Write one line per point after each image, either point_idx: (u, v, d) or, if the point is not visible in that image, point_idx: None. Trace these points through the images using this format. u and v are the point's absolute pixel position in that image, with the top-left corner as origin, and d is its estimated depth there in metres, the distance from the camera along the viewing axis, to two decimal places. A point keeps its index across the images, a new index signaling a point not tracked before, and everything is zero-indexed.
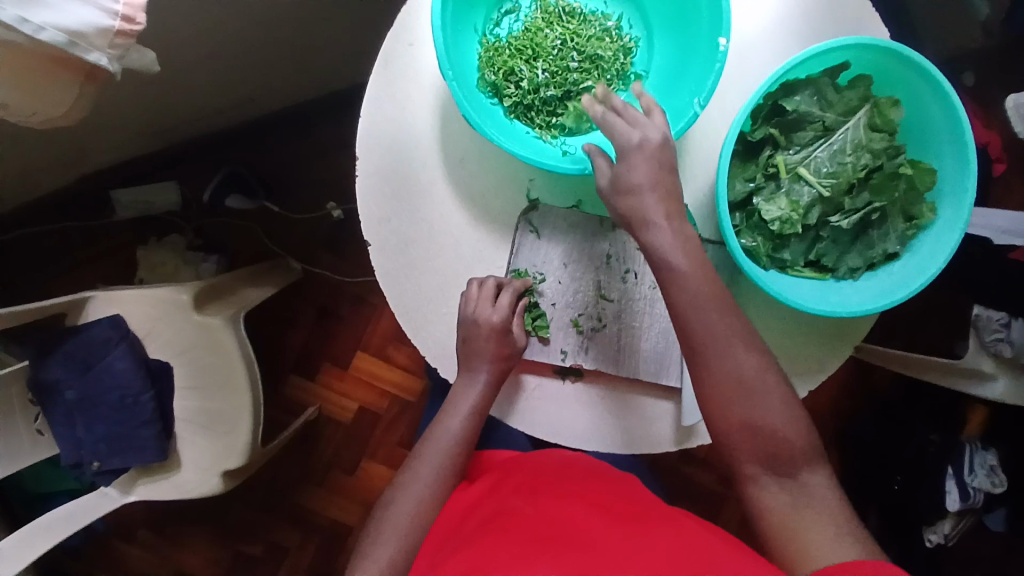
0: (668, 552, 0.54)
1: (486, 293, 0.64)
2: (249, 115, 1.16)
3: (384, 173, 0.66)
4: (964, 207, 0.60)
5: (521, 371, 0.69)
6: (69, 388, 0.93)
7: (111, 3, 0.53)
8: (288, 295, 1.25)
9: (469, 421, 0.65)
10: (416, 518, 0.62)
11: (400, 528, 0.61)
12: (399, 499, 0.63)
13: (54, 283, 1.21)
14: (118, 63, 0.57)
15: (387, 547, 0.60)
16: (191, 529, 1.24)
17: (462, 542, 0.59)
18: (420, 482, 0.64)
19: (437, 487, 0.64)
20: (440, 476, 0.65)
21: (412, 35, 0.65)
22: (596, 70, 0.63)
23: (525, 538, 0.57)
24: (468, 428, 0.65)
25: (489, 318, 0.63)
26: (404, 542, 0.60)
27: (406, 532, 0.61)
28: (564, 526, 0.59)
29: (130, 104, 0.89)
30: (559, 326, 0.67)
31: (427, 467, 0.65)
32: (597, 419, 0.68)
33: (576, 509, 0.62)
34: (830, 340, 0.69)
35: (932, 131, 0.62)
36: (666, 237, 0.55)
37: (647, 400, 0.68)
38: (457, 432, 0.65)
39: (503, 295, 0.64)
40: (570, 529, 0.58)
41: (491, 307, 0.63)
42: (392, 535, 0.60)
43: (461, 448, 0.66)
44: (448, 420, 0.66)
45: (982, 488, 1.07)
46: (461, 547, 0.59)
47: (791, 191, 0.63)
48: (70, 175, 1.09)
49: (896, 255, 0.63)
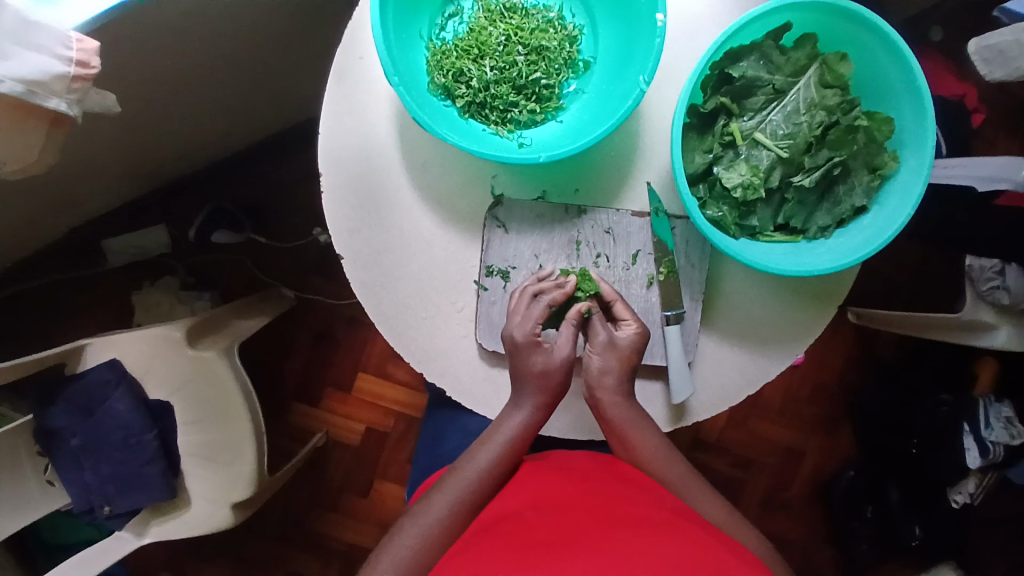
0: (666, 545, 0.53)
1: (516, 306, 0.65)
2: (227, 150, 1.17)
3: (349, 185, 0.67)
4: (926, 152, 0.60)
5: None
6: (73, 435, 0.94)
7: (65, 49, 0.54)
8: (284, 324, 1.26)
9: (503, 449, 0.64)
10: (441, 531, 0.61)
11: (427, 538, 0.61)
12: (426, 513, 0.62)
13: (53, 335, 1.22)
14: (78, 106, 0.59)
15: (410, 557, 0.60)
16: (211, 565, 1.24)
17: (464, 546, 0.59)
18: (447, 501, 0.62)
19: (467, 502, 0.63)
20: (471, 498, 0.63)
21: (362, 49, 0.66)
22: (543, 61, 0.64)
23: (526, 539, 0.55)
24: (503, 457, 0.64)
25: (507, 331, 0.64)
26: (426, 555, 0.60)
27: (431, 542, 0.61)
28: (566, 522, 0.57)
29: (102, 151, 0.91)
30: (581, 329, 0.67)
31: (458, 488, 0.63)
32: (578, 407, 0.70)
33: (578, 504, 0.60)
34: (813, 302, 0.69)
35: (884, 82, 0.62)
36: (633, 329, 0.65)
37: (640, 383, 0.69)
38: (492, 458, 0.64)
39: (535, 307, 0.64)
40: (570, 526, 0.56)
41: (513, 318, 0.64)
42: (415, 546, 0.60)
43: (496, 473, 0.64)
44: (484, 450, 0.64)
45: (1001, 442, 1.03)
46: (461, 553, 0.58)
47: (750, 157, 0.63)
48: (59, 229, 1.11)
49: (865, 209, 0.63)
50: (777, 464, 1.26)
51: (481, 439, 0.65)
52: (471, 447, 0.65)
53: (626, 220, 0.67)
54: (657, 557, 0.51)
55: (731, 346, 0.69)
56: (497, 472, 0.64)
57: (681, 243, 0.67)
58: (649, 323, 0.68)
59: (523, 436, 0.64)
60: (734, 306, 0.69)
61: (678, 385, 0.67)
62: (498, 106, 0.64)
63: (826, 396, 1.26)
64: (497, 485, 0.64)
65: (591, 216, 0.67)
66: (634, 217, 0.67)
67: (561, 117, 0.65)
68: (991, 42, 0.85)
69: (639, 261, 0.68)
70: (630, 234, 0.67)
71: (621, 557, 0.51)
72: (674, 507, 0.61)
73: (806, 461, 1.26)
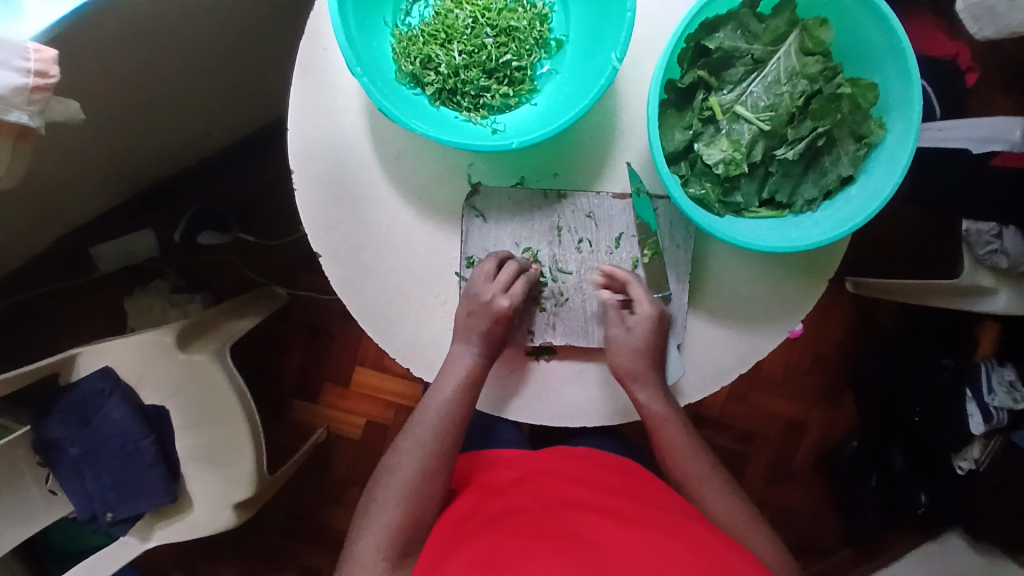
0: (675, 543, 0.53)
1: (501, 279, 0.64)
2: (208, 150, 1.16)
3: (323, 181, 0.65)
4: (912, 117, 0.58)
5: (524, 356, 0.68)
6: (72, 445, 0.94)
7: (22, 61, 0.52)
8: (278, 322, 1.25)
9: (465, 385, 0.64)
10: (420, 487, 0.62)
11: (405, 493, 0.62)
12: (403, 462, 0.63)
13: (49, 345, 1.22)
14: (40, 118, 0.56)
15: (392, 511, 0.61)
16: (222, 563, 1.25)
17: (468, 534, 0.57)
18: (422, 445, 0.64)
19: (441, 451, 0.64)
20: (441, 440, 0.64)
21: (326, 39, 0.64)
22: (513, 42, 0.62)
23: (532, 534, 0.54)
24: (465, 392, 0.64)
25: (500, 307, 0.63)
26: (407, 513, 0.61)
27: (410, 499, 0.62)
28: (571, 521, 0.56)
29: (79, 159, 0.89)
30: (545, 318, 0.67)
31: (429, 430, 0.64)
32: (592, 394, 0.68)
33: (589, 503, 0.59)
34: (804, 277, 0.68)
35: (867, 46, 0.60)
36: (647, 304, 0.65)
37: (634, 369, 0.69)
38: (454, 393, 0.64)
39: (516, 282, 0.64)
40: (582, 521, 0.56)
41: (503, 295, 0.63)
42: (396, 500, 0.61)
43: (460, 409, 0.64)
44: (443, 386, 0.64)
45: (1004, 407, 1.02)
46: (466, 542, 0.56)
47: (731, 131, 0.62)
48: (45, 239, 1.09)
49: (852, 179, 0.62)
50: (781, 438, 1.25)
51: (440, 377, 0.65)
52: (431, 385, 0.65)
53: (607, 202, 0.66)
54: (675, 558, 0.51)
55: (721, 326, 0.68)
56: (462, 408, 0.64)
57: (665, 224, 0.66)
58: (637, 308, 0.67)
59: (479, 372, 0.64)
60: (722, 284, 0.68)
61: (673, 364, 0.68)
62: (469, 92, 0.62)
63: (828, 367, 1.25)
64: (462, 422, 0.65)
65: (571, 201, 0.66)
66: (616, 199, 0.65)
67: (535, 100, 0.63)
68: (976, 2, 0.96)
69: (622, 245, 0.66)
70: (612, 218, 0.66)
71: (638, 560, 0.51)
72: (682, 509, 0.61)
73: (809, 432, 1.25)
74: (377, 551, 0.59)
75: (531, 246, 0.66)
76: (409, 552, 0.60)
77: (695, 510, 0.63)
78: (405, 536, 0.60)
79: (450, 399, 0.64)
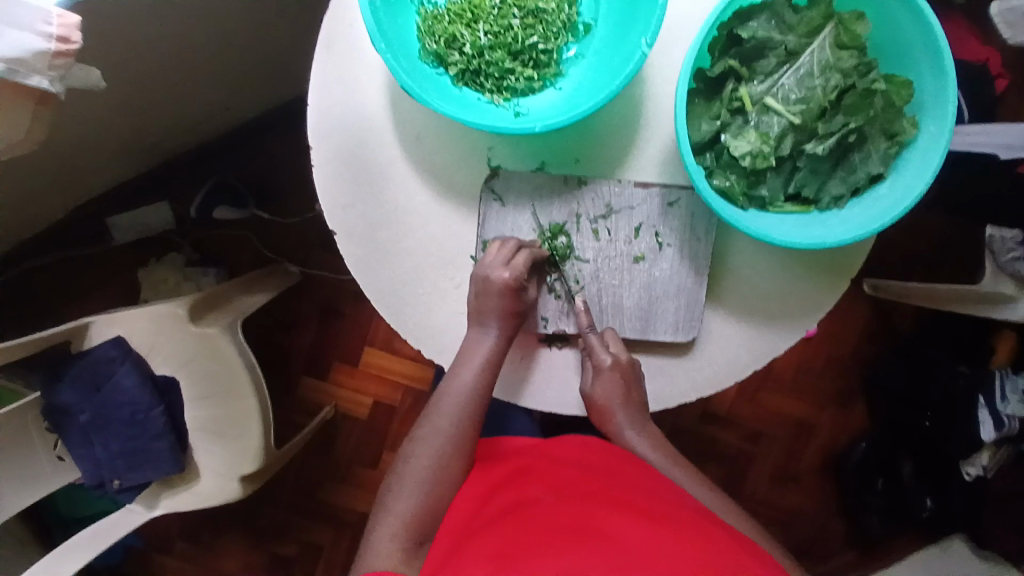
0: (682, 546, 0.51)
1: (502, 254, 0.63)
2: (224, 125, 1.15)
3: (341, 159, 0.65)
4: (947, 117, 0.57)
5: (536, 343, 0.68)
6: (82, 411, 0.94)
7: (45, 25, 0.51)
8: (289, 300, 1.25)
9: (484, 370, 0.64)
10: (436, 476, 0.62)
11: (422, 480, 0.62)
12: (419, 450, 0.63)
13: (61, 315, 1.22)
14: (61, 83, 0.56)
15: (408, 501, 0.60)
16: (227, 535, 1.26)
17: (480, 527, 0.57)
18: (439, 433, 0.64)
19: (457, 439, 0.64)
20: (458, 428, 0.64)
21: (349, 15, 0.64)
22: (541, 23, 0.61)
23: (544, 529, 0.54)
24: (484, 378, 0.64)
25: (500, 279, 0.61)
26: (424, 499, 0.61)
27: (425, 487, 0.61)
28: (583, 517, 0.55)
29: (101, 130, 0.89)
30: (559, 308, 0.67)
31: (445, 418, 0.64)
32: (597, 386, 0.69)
33: (601, 493, 0.59)
34: (825, 276, 0.67)
35: (905, 41, 0.58)
36: (668, 328, 0.66)
37: (658, 359, 0.69)
38: (475, 378, 0.64)
39: (517, 256, 0.63)
40: (596, 516, 0.55)
41: (503, 268, 0.62)
42: (413, 488, 0.61)
43: (480, 395, 0.64)
44: (462, 371, 0.64)
45: (1017, 416, 1.00)
46: (479, 535, 0.55)
47: (760, 123, 0.60)
48: (61, 209, 1.10)
49: (881, 177, 0.60)
50: (789, 439, 1.24)
51: (457, 364, 0.64)
52: (448, 373, 0.65)
53: (628, 190, 0.65)
54: (687, 553, 0.50)
55: (739, 319, 0.68)
56: (479, 396, 0.64)
57: (686, 215, 0.65)
58: (652, 299, 0.66)
59: (496, 357, 0.64)
60: (739, 279, 0.67)
61: (706, 356, 0.68)
62: (493, 74, 0.61)
63: (841, 369, 1.23)
64: (481, 408, 0.65)
65: (591, 187, 0.65)
66: (637, 187, 0.65)
67: (559, 84, 0.63)
68: (1012, 4, 0.96)
69: (642, 235, 0.65)
70: (633, 207, 0.65)
71: (647, 557, 0.49)
72: (697, 509, 0.60)
73: (818, 434, 1.24)
74: (393, 539, 0.58)
75: (546, 230, 0.65)
76: (426, 540, 0.59)
77: (711, 511, 0.62)
78: (429, 523, 0.60)
79: (471, 385, 0.64)
